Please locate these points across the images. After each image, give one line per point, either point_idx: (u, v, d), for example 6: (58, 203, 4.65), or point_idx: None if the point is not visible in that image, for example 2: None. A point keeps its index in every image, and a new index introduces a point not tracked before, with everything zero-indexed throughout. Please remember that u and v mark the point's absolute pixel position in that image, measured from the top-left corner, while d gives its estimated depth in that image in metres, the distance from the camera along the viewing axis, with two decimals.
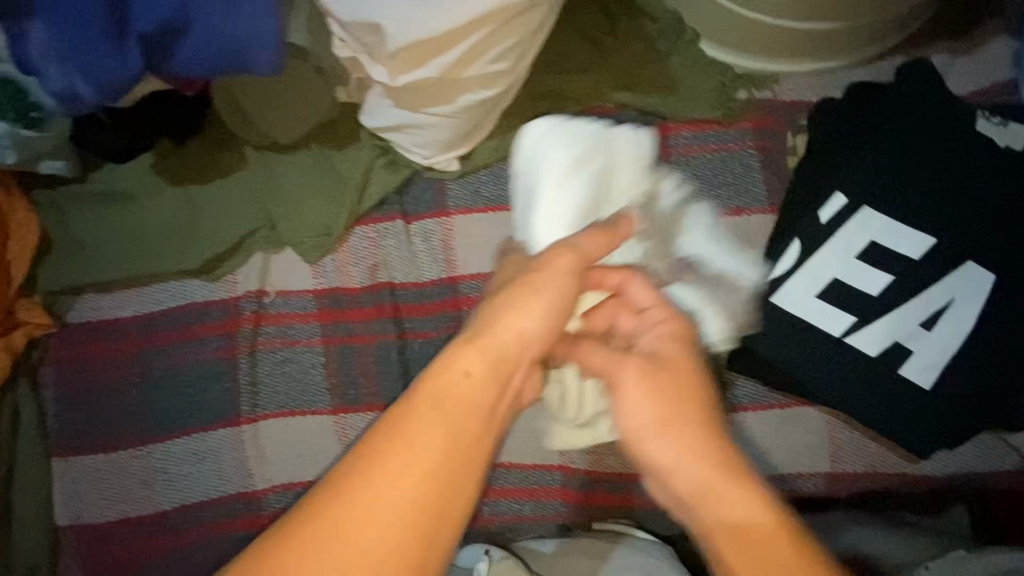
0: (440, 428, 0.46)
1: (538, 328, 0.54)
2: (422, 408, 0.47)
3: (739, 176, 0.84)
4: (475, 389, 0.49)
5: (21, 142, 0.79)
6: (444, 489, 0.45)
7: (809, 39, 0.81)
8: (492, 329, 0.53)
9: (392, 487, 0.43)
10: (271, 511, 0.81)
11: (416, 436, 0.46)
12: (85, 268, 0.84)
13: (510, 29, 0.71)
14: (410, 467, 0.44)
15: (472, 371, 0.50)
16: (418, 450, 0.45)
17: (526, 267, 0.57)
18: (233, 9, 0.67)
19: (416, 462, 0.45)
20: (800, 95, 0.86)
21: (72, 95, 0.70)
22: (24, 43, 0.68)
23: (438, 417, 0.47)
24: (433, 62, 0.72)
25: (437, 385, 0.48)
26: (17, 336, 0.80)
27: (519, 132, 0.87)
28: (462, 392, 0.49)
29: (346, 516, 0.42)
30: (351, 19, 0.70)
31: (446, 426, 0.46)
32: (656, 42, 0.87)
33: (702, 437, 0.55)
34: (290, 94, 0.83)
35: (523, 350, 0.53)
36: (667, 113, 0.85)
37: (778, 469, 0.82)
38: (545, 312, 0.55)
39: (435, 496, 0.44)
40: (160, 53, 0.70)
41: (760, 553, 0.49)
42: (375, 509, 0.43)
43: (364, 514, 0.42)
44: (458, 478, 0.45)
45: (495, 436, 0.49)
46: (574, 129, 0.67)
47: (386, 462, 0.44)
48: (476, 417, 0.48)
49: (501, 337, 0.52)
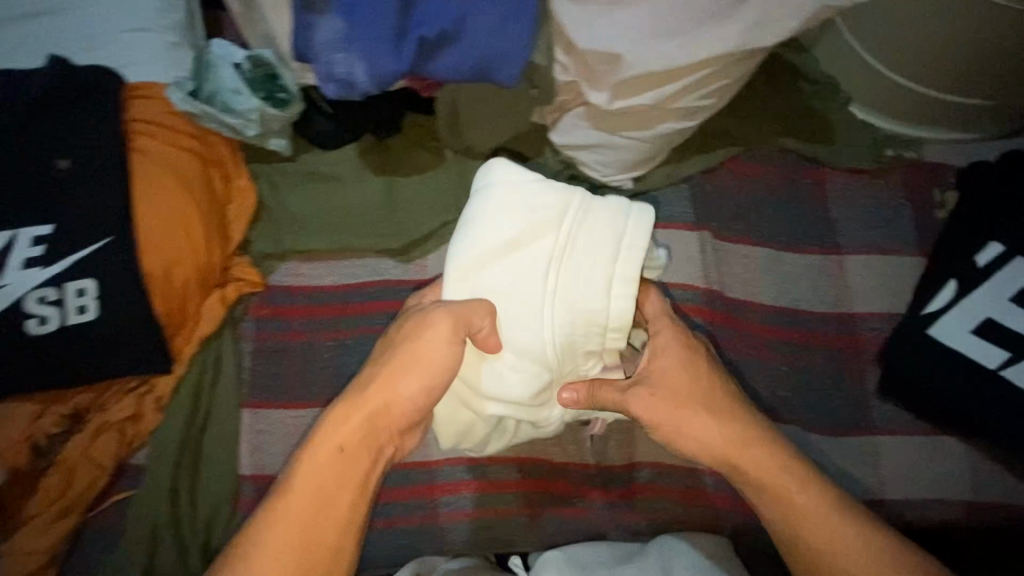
0: (310, 477, 0.64)
1: (414, 392, 0.67)
2: (290, 502, 0.63)
3: (891, 221, 0.94)
4: (356, 456, 0.66)
5: (264, 119, 0.87)
6: (311, 532, 0.63)
7: (959, 112, 0.92)
8: (370, 392, 0.67)
9: (289, 523, 0.63)
10: (444, 482, 0.90)
11: (300, 485, 0.64)
12: (294, 237, 0.92)
13: (727, 72, 0.81)
14: (278, 537, 0.62)
15: (344, 446, 0.65)
16: (300, 496, 0.64)
17: (415, 329, 0.68)
18: (498, 29, 0.78)
19: (291, 533, 0.62)
20: (942, 158, 0.98)
21: (342, 81, 0.80)
22: (309, 33, 0.78)
23: (299, 506, 0.63)
24: (652, 92, 0.83)
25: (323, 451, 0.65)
26: (230, 291, 0.86)
27: (693, 161, 0.97)
28: (360, 456, 0.66)
29: (267, 536, 0.62)
30: (593, 48, 0.80)
31: (315, 482, 0.64)
32: (815, 100, 0.98)
33: (701, 400, 0.70)
34: (502, 107, 0.93)
35: (406, 412, 0.67)
36: (825, 159, 0.97)
37: (913, 493, 0.88)
38: (416, 386, 0.67)
39: (328, 520, 0.64)
40: (423, 58, 0.80)
41: (744, 454, 0.69)
42: (282, 551, 0.61)
43: (274, 551, 0.61)
44: (334, 506, 0.64)
45: (371, 483, 0.67)
46: (518, 197, 0.68)
47: (280, 506, 0.64)
48: (336, 489, 0.64)
49: (379, 401, 0.67)
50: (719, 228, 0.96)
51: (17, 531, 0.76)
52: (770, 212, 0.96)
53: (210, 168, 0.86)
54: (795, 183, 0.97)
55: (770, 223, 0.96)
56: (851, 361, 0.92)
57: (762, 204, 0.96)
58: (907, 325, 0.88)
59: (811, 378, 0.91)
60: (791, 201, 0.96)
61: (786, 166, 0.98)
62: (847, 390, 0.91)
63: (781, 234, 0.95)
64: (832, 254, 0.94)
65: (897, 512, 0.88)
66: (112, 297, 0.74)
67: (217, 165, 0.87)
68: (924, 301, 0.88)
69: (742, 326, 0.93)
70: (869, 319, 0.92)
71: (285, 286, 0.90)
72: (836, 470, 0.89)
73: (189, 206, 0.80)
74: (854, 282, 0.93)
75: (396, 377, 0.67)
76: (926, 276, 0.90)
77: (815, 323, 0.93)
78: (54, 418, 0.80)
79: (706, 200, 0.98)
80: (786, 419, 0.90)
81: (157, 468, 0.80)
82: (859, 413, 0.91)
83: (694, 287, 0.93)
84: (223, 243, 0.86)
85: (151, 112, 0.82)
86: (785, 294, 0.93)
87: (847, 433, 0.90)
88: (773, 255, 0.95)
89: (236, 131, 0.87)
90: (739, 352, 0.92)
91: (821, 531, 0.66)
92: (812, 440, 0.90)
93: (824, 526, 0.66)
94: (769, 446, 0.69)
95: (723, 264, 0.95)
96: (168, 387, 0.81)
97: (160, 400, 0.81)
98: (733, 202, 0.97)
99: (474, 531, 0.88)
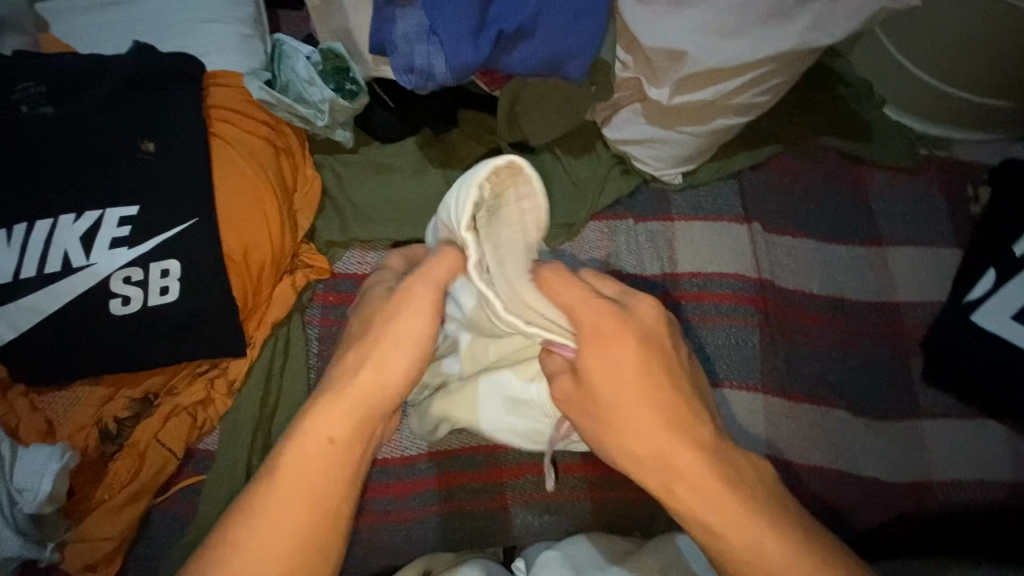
0: (300, 475, 0.50)
1: (413, 368, 0.55)
2: (278, 503, 0.50)
3: (928, 214, 1.00)
4: (341, 452, 0.52)
5: (333, 110, 0.90)
6: (308, 546, 0.49)
7: (988, 114, 0.99)
8: (366, 369, 0.54)
9: (274, 543, 0.49)
10: (510, 466, 0.86)
11: (280, 497, 0.50)
12: (359, 225, 0.94)
13: (782, 71, 0.86)
14: (265, 546, 0.48)
15: (336, 437, 0.52)
16: (287, 511, 0.49)
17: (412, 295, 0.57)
18: (569, 25, 0.83)
19: (278, 543, 0.49)
20: (972, 158, 1.04)
21: (419, 71, 0.83)
22: (391, 27, 0.83)
23: (287, 510, 0.49)
24: (711, 88, 0.87)
25: (299, 448, 0.51)
26: (299, 275, 0.87)
27: (739, 158, 1.02)
28: (343, 447, 0.52)
29: (241, 566, 0.48)
30: (658, 46, 0.85)
31: (303, 490, 0.50)
32: (853, 102, 1.04)
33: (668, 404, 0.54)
34: (561, 103, 0.97)
35: (405, 391, 0.55)
36: (863, 156, 1.03)
37: (961, 475, 0.91)
38: (413, 359, 0.55)
39: (325, 529, 0.50)
40: (496, 52, 0.84)
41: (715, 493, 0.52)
42: (264, 565, 0.48)
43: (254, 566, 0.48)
44: (325, 507, 0.51)
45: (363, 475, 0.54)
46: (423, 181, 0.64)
47: (258, 524, 0.49)
48: (330, 484, 0.51)
49: (378, 381, 0.54)
50: (766, 221, 1.00)
51: (87, 517, 0.74)
52: (814, 206, 1.01)
53: (280, 155, 0.88)
54: (835, 181, 1.02)
55: (814, 217, 1.01)
56: (895, 347, 0.96)
57: (806, 199, 1.02)
58: (954, 312, 0.91)
59: (860, 364, 0.95)
60: (832, 197, 1.02)
61: (825, 165, 1.04)
62: (893, 375, 0.95)
63: (822, 226, 1.00)
64: (874, 246, 0.99)
65: (946, 493, 0.90)
66: (193, 277, 0.75)
67: (286, 152, 0.89)
68: (966, 287, 0.92)
69: (792, 313, 0.96)
70: (912, 307, 0.97)
71: (351, 273, 0.92)
72: (886, 452, 0.92)
73: (264, 189, 0.81)
74: (895, 272, 0.98)
75: (388, 353, 0.54)
76: (966, 264, 0.95)
77: (861, 311, 0.97)
78: (124, 402, 0.79)
79: (753, 195, 1.02)
80: (837, 404, 0.93)
81: (230, 451, 0.79)
82: (906, 397, 0.94)
83: (746, 277, 0.96)
84: (293, 228, 0.87)
85: (229, 99, 0.85)
86: (832, 283, 0.97)
87: (896, 418, 0.93)
88: (818, 246, 0.99)
89: (307, 121, 0.90)
90: (790, 338, 0.95)
91: (728, 537, 0.51)
92: (862, 424, 0.93)
93: (728, 529, 0.51)
94: (711, 471, 0.52)
95: (771, 255, 0.99)
96: (242, 369, 0.81)
97: (233, 383, 0.81)
98: (778, 196, 1.02)
99: (540, 519, 0.86)
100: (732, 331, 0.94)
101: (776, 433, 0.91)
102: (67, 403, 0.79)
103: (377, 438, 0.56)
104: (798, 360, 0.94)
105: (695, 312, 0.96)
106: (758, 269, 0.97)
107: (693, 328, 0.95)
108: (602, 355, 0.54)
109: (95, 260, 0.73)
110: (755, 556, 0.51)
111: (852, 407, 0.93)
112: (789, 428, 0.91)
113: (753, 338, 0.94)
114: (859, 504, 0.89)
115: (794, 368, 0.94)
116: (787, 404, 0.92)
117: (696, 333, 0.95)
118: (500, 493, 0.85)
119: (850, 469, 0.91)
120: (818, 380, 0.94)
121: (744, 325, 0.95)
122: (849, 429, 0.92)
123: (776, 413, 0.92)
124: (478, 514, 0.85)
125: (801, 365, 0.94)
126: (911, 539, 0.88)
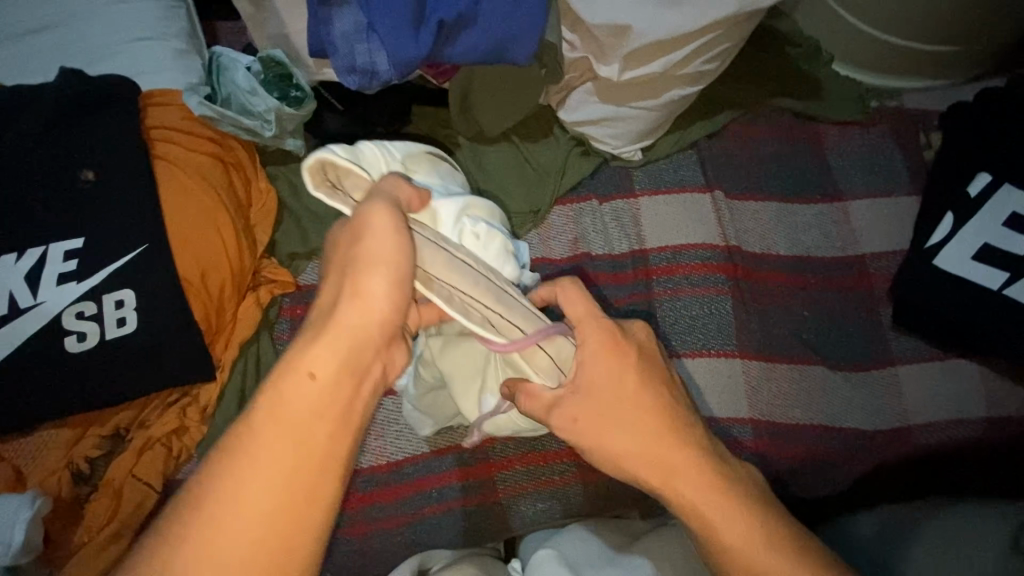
0: (284, 416, 0.49)
1: (390, 300, 0.54)
2: (263, 442, 0.48)
3: (885, 165, 1.02)
4: (326, 390, 0.51)
5: (281, 119, 0.87)
6: (297, 484, 0.48)
7: (932, 61, 1.00)
8: (342, 305, 0.53)
9: (262, 483, 0.47)
10: (501, 459, 0.86)
11: (266, 437, 0.49)
12: (319, 233, 0.91)
13: (728, 36, 0.86)
14: (251, 489, 0.47)
15: (317, 371, 0.51)
16: (271, 452, 0.48)
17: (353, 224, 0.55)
18: (512, 9, 0.81)
19: (263, 486, 0.47)
20: (922, 106, 1.06)
21: (365, 70, 0.81)
22: (329, 28, 0.80)
23: (273, 448, 0.48)
24: (660, 60, 0.87)
25: (282, 390, 0.50)
26: (263, 292, 0.85)
27: (697, 128, 1.02)
28: (330, 383, 0.51)
29: (225, 506, 0.46)
30: (601, 22, 0.84)
31: (287, 427, 0.49)
32: (802, 61, 1.05)
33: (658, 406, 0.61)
34: (515, 90, 0.96)
35: (384, 322, 0.54)
36: (817, 114, 1.04)
37: (938, 416, 0.93)
38: (386, 290, 0.53)
39: (312, 467, 0.49)
40: (441, 43, 0.82)
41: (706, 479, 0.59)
42: (247, 508, 0.46)
43: (237, 507, 0.46)
44: (310, 444, 0.49)
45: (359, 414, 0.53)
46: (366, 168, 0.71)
47: (241, 464, 0.48)
48: (320, 424, 0.50)
49: (356, 317, 0.53)
50: (728, 188, 1.01)
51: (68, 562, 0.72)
52: (775, 168, 1.02)
53: (230, 171, 0.85)
54: (793, 141, 1.03)
55: (776, 179, 1.01)
56: (865, 299, 0.97)
57: (766, 162, 1.02)
58: (915, 259, 0.93)
59: (832, 319, 0.96)
60: (792, 157, 1.02)
61: (782, 126, 1.04)
62: (866, 326, 0.96)
63: (784, 187, 1.01)
64: (836, 202, 1.00)
65: (926, 436, 0.93)
66: (149, 306, 0.73)
67: (236, 167, 0.86)
68: (927, 233, 0.94)
69: (761, 276, 0.97)
70: (878, 257, 0.98)
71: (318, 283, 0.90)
72: (865, 402, 0.93)
73: (216, 208, 0.79)
74: (858, 225, 0.99)
75: (360, 284, 0.53)
76: (924, 212, 0.96)
77: (829, 268, 0.98)
78: (94, 440, 0.77)
79: (714, 164, 1.02)
80: (814, 360, 0.94)
81: None
82: (880, 347, 0.96)
83: (714, 246, 0.97)
84: (252, 245, 0.85)
85: (169, 118, 0.82)
86: (798, 243, 0.98)
87: (871, 367, 0.95)
88: (782, 208, 1.00)
89: (254, 134, 0.87)
90: (763, 302, 0.96)
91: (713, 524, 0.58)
92: (840, 377, 0.94)
93: (709, 515, 0.59)
94: (704, 464, 0.60)
95: (737, 221, 0.99)
96: (214, 394, 0.79)
97: (206, 409, 0.79)
98: (738, 163, 1.02)
99: (534, 508, 0.85)
100: (705, 301, 0.95)
101: (758, 396, 0.92)
102: (34, 449, 0.76)
103: (371, 378, 0.54)
104: (774, 322, 0.95)
105: (666, 286, 0.96)
106: (726, 237, 0.98)
107: (667, 302, 0.95)
108: (589, 382, 0.61)
109: (44, 298, 0.70)
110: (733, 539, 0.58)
111: (830, 362, 0.95)
112: (770, 389, 0.92)
113: (726, 305, 0.95)
114: (842, 455, 0.91)
115: (769, 331, 0.95)
116: (766, 365, 0.93)
117: (670, 307, 0.95)
118: (490, 488, 0.85)
119: (833, 423, 0.92)
120: (794, 339, 0.95)
121: (715, 293, 0.95)
122: (828, 384, 0.94)
123: (756, 377, 0.93)
124: (470, 512, 0.84)
125: (777, 327, 0.95)
126: (899, 486, 0.90)
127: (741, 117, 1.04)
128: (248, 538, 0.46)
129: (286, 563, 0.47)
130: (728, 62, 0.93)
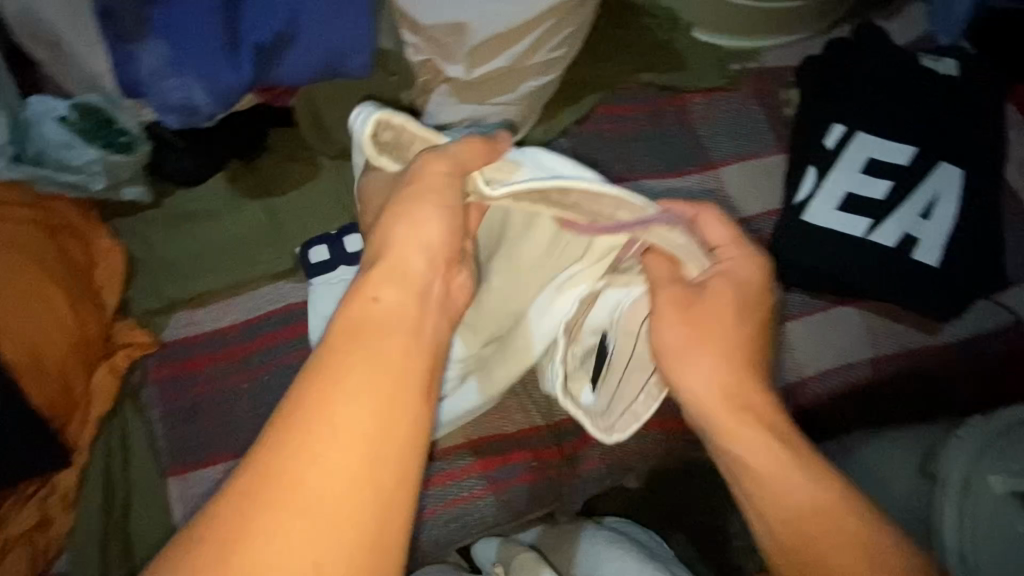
0: (350, 341, 0.50)
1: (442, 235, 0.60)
2: (327, 371, 0.48)
3: (751, 127, 1.02)
4: (394, 310, 0.53)
5: (109, 169, 0.82)
6: (388, 398, 0.48)
7: (780, 18, 1.01)
8: (391, 249, 0.57)
9: (328, 419, 0.46)
10: (536, 453, 0.89)
11: (345, 367, 0.48)
12: (177, 284, 0.86)
13: (569, 20, 0.85)
14: (348, 416, 0.47)
15: (380, 295, 0.54)
16: (352, 379, 0.48)
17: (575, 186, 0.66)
18: (336, 18, 0.77)
19: (358, 411, 0.47)
20: (780, 63, 1.07)
21: (187, 107, 0.77)
22: (136, 65, 0.74)
23: (334, 374, 0.48)
24: (505, 53, 0.84)
25: (361, 318, 0.52)
26: (119, 358, 0.79)
27: (564, 114, 1.00)
28: (352, 316, 0.52)
29: (314, 445, 0.45)
30: (434, 21, 0.81)
31: (383, 357, 0.50)
32: (659, 34, 1.04)
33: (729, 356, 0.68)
34: (365, 100, 0.92)
35: (432, 248, 0.59)
36: (681, 85, 1.03)
37: (830, 364, 0.96)
38: (442, 226, 0.60)
39: (398, 385, 0.49)
40: (265, 63, 0.77)
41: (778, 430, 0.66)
42: (331, 436, 0.46)
43: (332, 433, 0.46)
44: (401, 365, 0.50)
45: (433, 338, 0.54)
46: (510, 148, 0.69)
47: (306, 405, 0.47)
48: (388, 346, 0.51)
49: (397, 249, 0.57)
50: (604, 171, 1.00)
51: None
52: (647, 144, 1.01)
53: (62, 236, 0.79)
54: (662, 114, 1.03)
55: (649, 155, 1.01)
56: None
57: (637, 140, 1.01)
58: (787, 217, 0.94)
59: None
60: (662, 131, 1.02)
61: (648, 101, 1.03)
62: None
63: (657, 163, 1.00)
64: (708, 170, 1.01)
65: (820, 386, 0.95)
66: None
67: (67, 230, 0.81)
68: (795, 189, 0.95)
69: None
70: (754, 220, 0.99)
71: (182, 338, 0.84)
72: None
73: (47, 280, 0.74)
74: (732, 190, 1.00)
75: (396, 219, 0.59)
76: (790, 168, 0.97)
77: None
78: None
79: (587, 148, 1.01)
80: None
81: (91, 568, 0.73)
82: None
83: None
84: (98, 311, 0.80)
85: None
86: None
87: None
88: (658, 184, 0.99)
89: (79, 187, 0.81)
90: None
91: (769, 475, 0.64)
92: None
93: (778, 465, 0.65)
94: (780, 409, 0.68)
95: None
96: (73, 479, 0.74)
97: (69, 495, 0.74)
98: (611, 144, 1.01)
99: (446, 527, 0.86)
100: None
101: None
102: None
103: (434, 298, 0.57)
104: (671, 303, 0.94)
105: None
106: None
107: None
108: (675, 331, 0.67)
109: None
110: (783, 493, 0.64)
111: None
112: None
113: None
114: None
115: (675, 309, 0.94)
116: None
117: None
118: None
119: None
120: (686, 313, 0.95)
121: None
122: None
123: None
124: None
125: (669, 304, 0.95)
126: None
127: (605, 99, 1.02)
128: (315, 466, 0.45)
129: (381, 483, 0.46)
130: (578, 45, 0.91)
